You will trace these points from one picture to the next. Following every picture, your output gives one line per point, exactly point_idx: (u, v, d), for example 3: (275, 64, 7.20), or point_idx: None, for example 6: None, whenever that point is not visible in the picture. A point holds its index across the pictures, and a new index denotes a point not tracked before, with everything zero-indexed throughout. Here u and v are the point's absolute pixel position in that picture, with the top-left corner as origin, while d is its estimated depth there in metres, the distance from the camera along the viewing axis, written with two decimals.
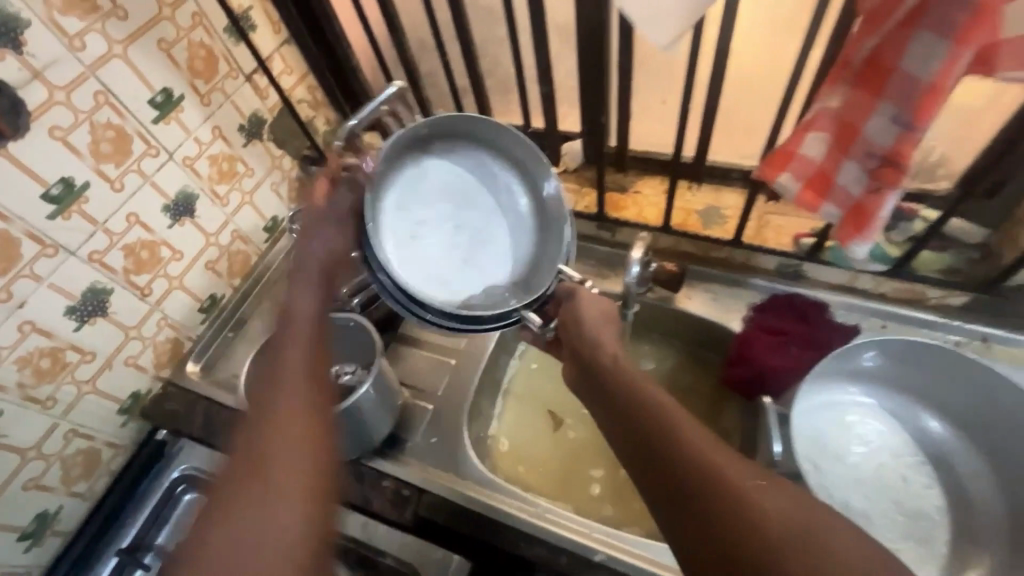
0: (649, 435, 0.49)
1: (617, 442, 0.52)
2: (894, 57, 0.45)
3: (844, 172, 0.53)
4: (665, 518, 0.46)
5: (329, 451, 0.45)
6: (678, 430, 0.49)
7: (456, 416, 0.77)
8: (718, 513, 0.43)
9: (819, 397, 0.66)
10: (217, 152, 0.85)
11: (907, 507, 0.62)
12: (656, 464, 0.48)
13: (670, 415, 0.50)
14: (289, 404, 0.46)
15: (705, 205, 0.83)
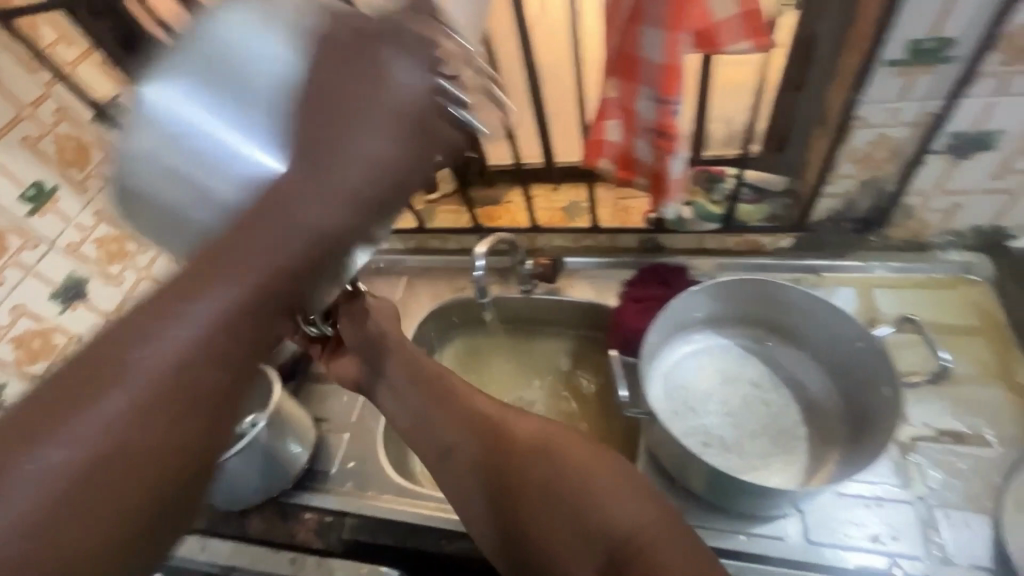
0: (499, 429, 0.54)
1: (462, 438, 0.54)
2: (634, 50, 0.55)
3: (638, 149, 0.63)
4: (501, 513, 0.51)
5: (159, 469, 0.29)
6: (513, 426, 0.54)
7: (371, 437, 0.81)
8: (564, 502, 0.48)
9: (676, 348, 0.75)
10: (103, 235, 0.88)
11: (772, 429, 0.69)
12: (492, 463, 0.53)
13: (508, 419, 0.55)
14: (153, 388, 0.29)
15: (567, 201, 0.91)
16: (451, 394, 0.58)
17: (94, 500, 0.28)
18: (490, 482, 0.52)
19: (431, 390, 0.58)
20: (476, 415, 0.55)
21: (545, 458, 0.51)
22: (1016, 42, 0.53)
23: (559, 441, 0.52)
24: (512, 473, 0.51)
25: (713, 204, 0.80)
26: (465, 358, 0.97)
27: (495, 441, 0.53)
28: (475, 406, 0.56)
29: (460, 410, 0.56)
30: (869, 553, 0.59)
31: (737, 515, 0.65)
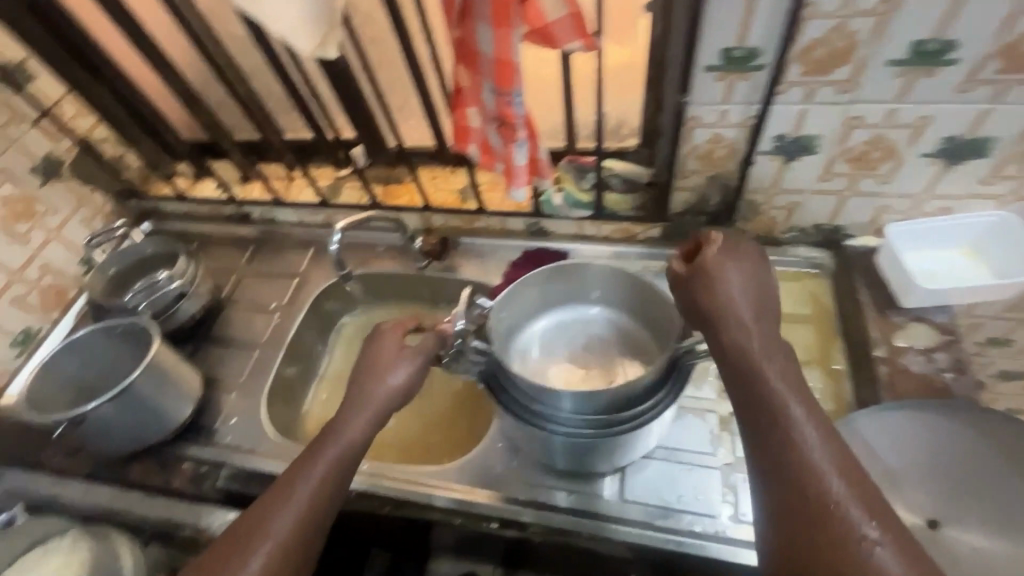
0: (774, 442, 0.50)
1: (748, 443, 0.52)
2: (471, 42, 0.59)
3: (489, 135, 0.68)
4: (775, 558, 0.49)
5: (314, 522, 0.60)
6: (802, 459, 0.48)
7: (256, 397, 0.86)
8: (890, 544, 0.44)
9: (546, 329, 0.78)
10: (8, 195, 0.92)
11: None
12: (785, 499, 0.48)
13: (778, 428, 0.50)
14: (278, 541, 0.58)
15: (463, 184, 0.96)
16: (749, 391, 0.52)
17: (301, 545, 0.59)
18: (765, 509, 0.50)
19: (753, 400, 0.52)
20: (777, 431, 0.50)
21: (814, 511, 0.47)
22: (811, 55, 0.59)
23: (839, 490, 0.47)
24: (788, 513, 0.48)
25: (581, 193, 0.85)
26: (365, 327, 1.01)
27: (768, 467, 0.50)
28: (764, 419, 0.51)
29: (744, 401, 0.52)
30: (673, 513, 0.68)
31: (564, 475, 0.73)
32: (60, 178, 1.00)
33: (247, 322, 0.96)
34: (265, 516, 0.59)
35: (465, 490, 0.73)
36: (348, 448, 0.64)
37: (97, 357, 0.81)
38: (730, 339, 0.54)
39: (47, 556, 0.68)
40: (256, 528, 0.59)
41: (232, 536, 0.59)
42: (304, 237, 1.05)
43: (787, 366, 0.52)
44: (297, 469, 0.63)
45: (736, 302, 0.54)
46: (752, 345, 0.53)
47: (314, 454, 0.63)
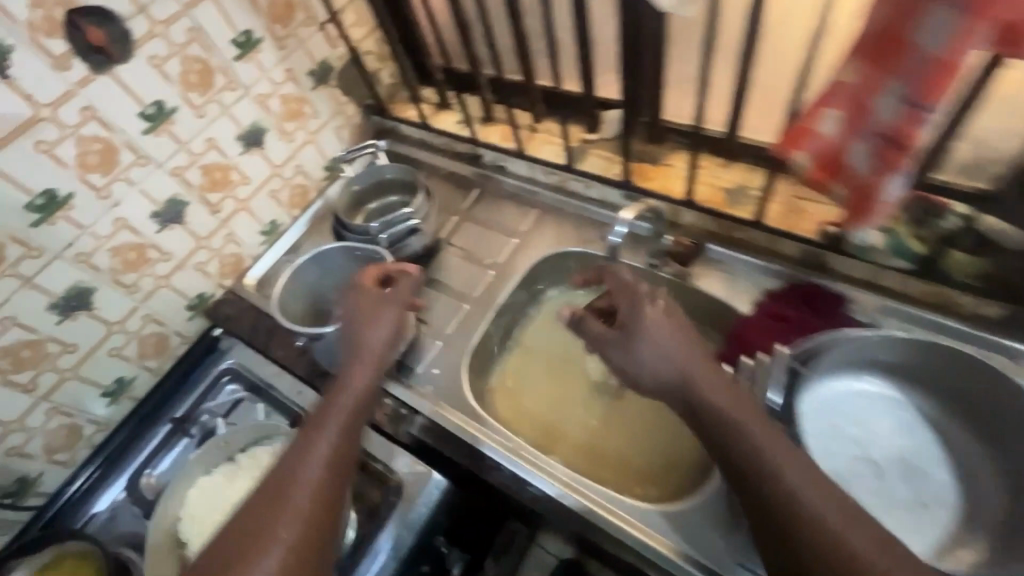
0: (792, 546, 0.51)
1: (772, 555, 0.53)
2: (907, 30, 0.44)
3: (853, 152, 0.53)
4: None
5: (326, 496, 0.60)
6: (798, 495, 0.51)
7: (461, 353, 0.84)
8: None
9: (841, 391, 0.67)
10: (288, 93, 0.96)
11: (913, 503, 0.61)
12: (790, 532, 0.51)
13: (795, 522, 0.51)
14: (296, 512, 0.58)
15: (734, 184, 0.81)
16: (750, 463, 0.55)
17: (317, 539, 0.57)
18: (766, 540, 0.53)
19: (761, 502, 0.53)
20: (766, 473, 0.53)
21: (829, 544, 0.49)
22: None
23: (832, 513, 0.50)
24: (791, 542, 0.51)
25: (912, 239, 0.69)
26: (571, 308, 0.93)
27: (752, 503, 0.54)
28: (760, 468, 0.54)
29: (736, 455, 0.56)
30: None
31: None
32: (328, 84, 1.03)
33: (462, 270, 0.94)
34: (283, 470, 0.61)
35: (667, 543, 0.65)
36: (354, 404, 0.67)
37: (338, 272, 0.86)
38: (711, 402, 0.59)
39: (275, 453, 0.74)
40: (278, 490, 0.59)
41: (262, 496, 0.59)
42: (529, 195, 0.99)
43: (750, 412, 0.57)
44: (305, 436, 0.64)
45: (658, 340, 0.63)
46: (696, 387, 0.60)
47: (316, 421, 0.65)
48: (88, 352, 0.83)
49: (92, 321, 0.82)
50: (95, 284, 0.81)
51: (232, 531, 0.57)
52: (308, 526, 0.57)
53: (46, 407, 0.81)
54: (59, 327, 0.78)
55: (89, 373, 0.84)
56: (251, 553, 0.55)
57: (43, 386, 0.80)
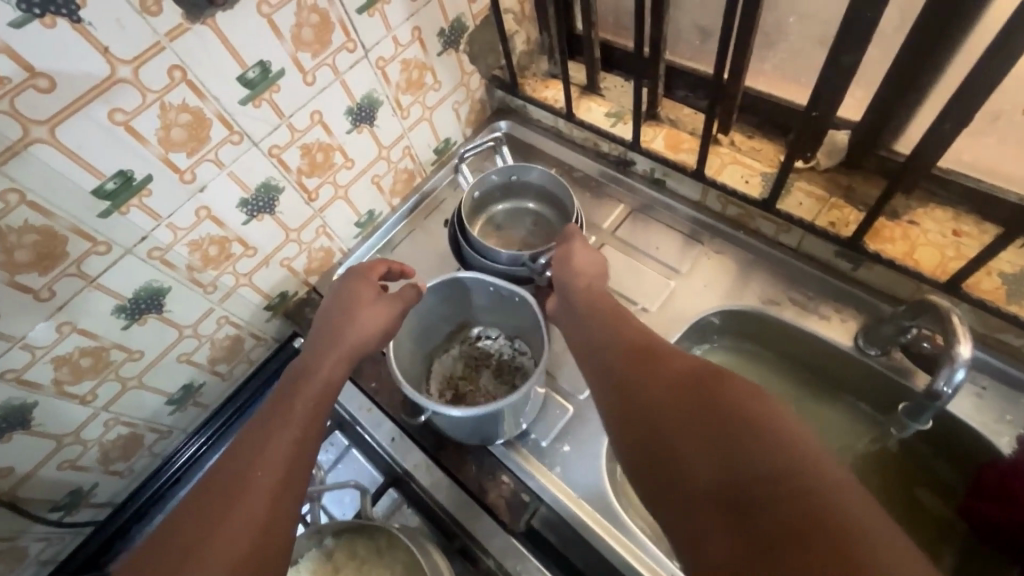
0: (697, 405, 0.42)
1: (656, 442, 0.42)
2: None
3: None
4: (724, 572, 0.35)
5: (274, 520, 0.47)
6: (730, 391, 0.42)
7: (599, 429, 0.67)
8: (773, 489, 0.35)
9: None
10: (411, 58, 0.76)
11: None
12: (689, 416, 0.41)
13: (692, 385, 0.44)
14: (238, 536, 0.45)
15: (1016, 269, 0.59)
16: (660, 360, 0.48)
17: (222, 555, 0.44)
18: (644, 454, 0.43)
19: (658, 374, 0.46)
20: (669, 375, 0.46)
21: (732, 425, 0.39)
22: None
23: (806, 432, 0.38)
24: (704, 431, 0.40)
25: None
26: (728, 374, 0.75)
27: (626, 406, 0.46)
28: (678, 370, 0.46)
29: (636, 363, 0.48)
30: None
31: None
32: (455, 50, 0.82)
33: None
34: (252, 464, 0.49)
35: None
36: (316, 402, 0.56)
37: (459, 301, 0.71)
38: (631, 325, 0.54)
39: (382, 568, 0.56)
40: (227, 494, 0.47)
41: (206, 490, 0.48)
42: (693, 225, 0.79)
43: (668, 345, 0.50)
44: (257, 430, 0.52)
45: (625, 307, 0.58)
46: (634, 322, 0.55)
47: (271, 418, 0.53)
48: (155, 358, 0.69)
49: (162, 325, 0.68)
50: (169, 284, 0.66)
51: (165, 548, 0.45)
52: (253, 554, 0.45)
53: (105, 418, 0.69)
54: (125, 333, 0.64)
55: (154, 381, 0.71)
56: (186, 570, 0.43)
57: (103, 398, 0.67)
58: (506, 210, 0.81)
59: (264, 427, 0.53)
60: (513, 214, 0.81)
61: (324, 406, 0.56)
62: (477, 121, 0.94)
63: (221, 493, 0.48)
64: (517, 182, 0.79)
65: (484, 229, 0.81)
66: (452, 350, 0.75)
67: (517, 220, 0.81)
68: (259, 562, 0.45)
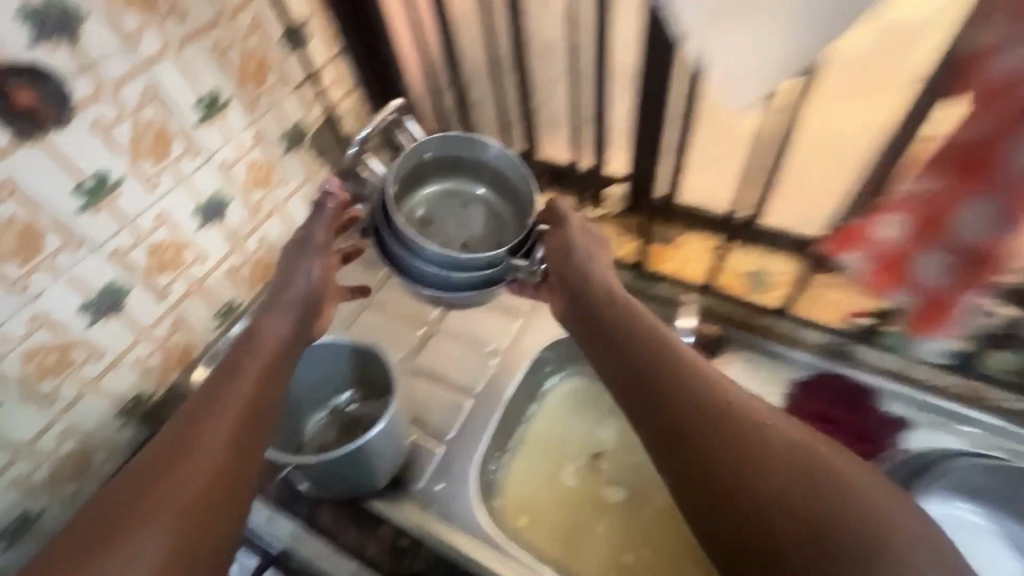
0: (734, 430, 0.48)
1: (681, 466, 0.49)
2: (999, 150, 0.41)
3: (924, 263, 0.50)
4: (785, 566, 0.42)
5: (208, 497, 0.48)
6: (832, 493, 0.43)
7: (467, 462, 0.73)
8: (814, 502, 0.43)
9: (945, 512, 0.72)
10: (256, 159, 0.84)
11: None
12: (794, 520, 0.43)
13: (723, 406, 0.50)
14: (171, 517, 0.46)
15: (753, 268, 0.80)
16: (739, 437, 0.48)
17: (154, 535, 0.45)
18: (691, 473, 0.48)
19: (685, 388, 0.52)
20: (753, 457, 0.46)
21: (815, 526, 0.42)
22: None
23: (885, 510, 0.43)
24: (773, 475, 0.45)
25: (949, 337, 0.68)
26: (579, 397, 0.86)
27: (658, 421, 0.52)
28: (763, 451, 0.47)
29: (708, 427, 0.49)
30: None
31: None
32: (300, 149, 0.92)
33: (461, 357, 0.84)
34: (187, 447, 0.50)
35: None
36: (256, 385, 0.55)
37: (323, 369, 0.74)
38: (676, 354, 0.56)
39: None
40: (163, 469, 0.48)
41: (139, 466, 0.49)
42: None
43: (715, 384, 0.52)
44: (194, 410, 0.53)
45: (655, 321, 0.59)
46: (679, 355, 0.55)
47: (207, 398, 0.53)
48: None
49: None
50: None
51: (97, 525, 0.45)
52: (187, 534, 0.46)
53: None
54: None
55: None
56: (112, 547, 0.44)
57: None
58: (439, 195, 0.78)
59: (204, 407, 0.53)
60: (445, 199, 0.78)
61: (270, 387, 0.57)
62: None
63: (150, 472, 0.48)
64: (459, 159, 0.77)
65: (415, 216, 0.76)
66: (323, 416, 0.78)
67: (454, 203, 0.78)
68: (187, 545, 0.46)
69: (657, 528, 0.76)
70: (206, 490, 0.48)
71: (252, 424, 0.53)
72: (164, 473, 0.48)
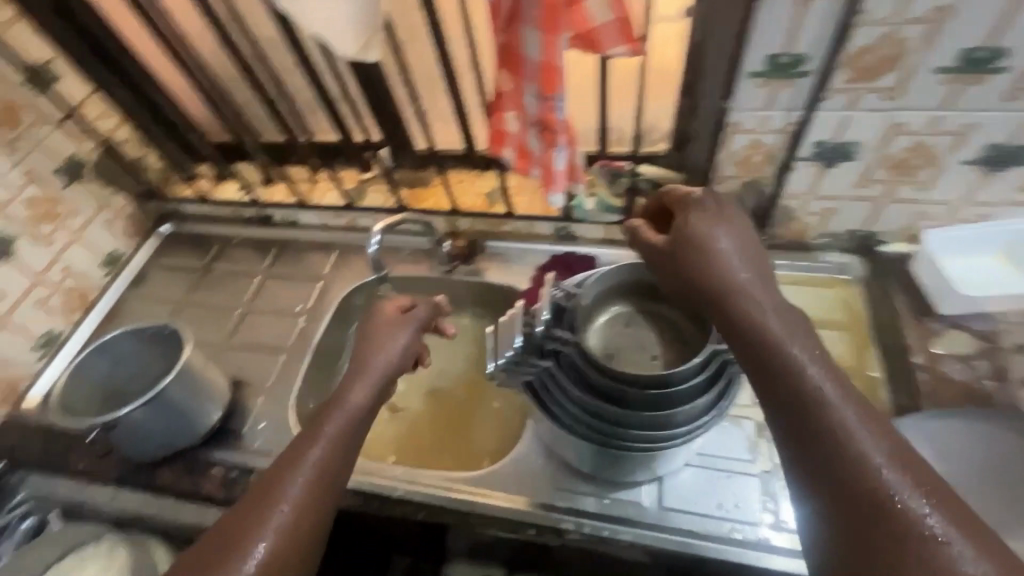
0: (821, 444, 0.42)
1: (793, 474, 0.44)
2: (520, 47, 0.59)
3: (529, 138, 0.67)
4: None
5: None
6: (879, 511, 0.39)
7: (285, 400, 0.86)
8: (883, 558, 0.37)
9: None
10: (32, 196, 0.91)
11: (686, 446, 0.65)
12: (828, 501, 0.41)
13: (826, 414, 0.43)
14: None
15: (490, 188, 0.96)
16: (844, 480, 0.40)
17: None
18: (801, 475, 0.43)
19: (777, 383, 0.46)
20: (876, 492, 0.39)
21: (907, 559, 0.37)
22: (859, 62, 0.59)
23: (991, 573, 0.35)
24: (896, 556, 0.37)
25: (613, 197, 0.83)
26: None
27: (805, 433, 0.43)
28: (830, 437, 0.42)
29: (784, 420, 0.45)
30: (712, 520, 0.66)
31: (604, 480, 0.71)
32: (82, 180, 0.99)
33: (273, 324, 0.96)
34: (257, 523, 0.49)
35: (498, 497, 0.72)
36: (344, 444, 0.56)
37: (125, 356, 0.81)
38: (797, 363, 0.46)
39: None
40: (264, 496, 0.51)
41: (255, 492, 0.52)
42: (326, 239, 1.06)
43: (875, 420, 0.43)
44: (288, 459, 0.54)
45: (731, 258, 0.54)
46: (812, 380, 0.45)
47: (292, 461, 0.54)
48: None
49: None
50: None
51: (221, 540, 0.49)
52: None
53: None
54: None
55: None
56: None
57: None
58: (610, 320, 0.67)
59: (281, 459, 0.55)
60: (624, 329, 0.66)
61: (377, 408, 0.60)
62: (139, 231, 1.11)
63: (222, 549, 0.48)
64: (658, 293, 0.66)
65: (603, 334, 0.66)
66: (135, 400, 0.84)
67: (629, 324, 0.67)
68: None
69: (459, 411, 0.93)
70: (301, 508, 0.51)
71: (270, 495, 0.51)
72: (231, 558, 0.47)
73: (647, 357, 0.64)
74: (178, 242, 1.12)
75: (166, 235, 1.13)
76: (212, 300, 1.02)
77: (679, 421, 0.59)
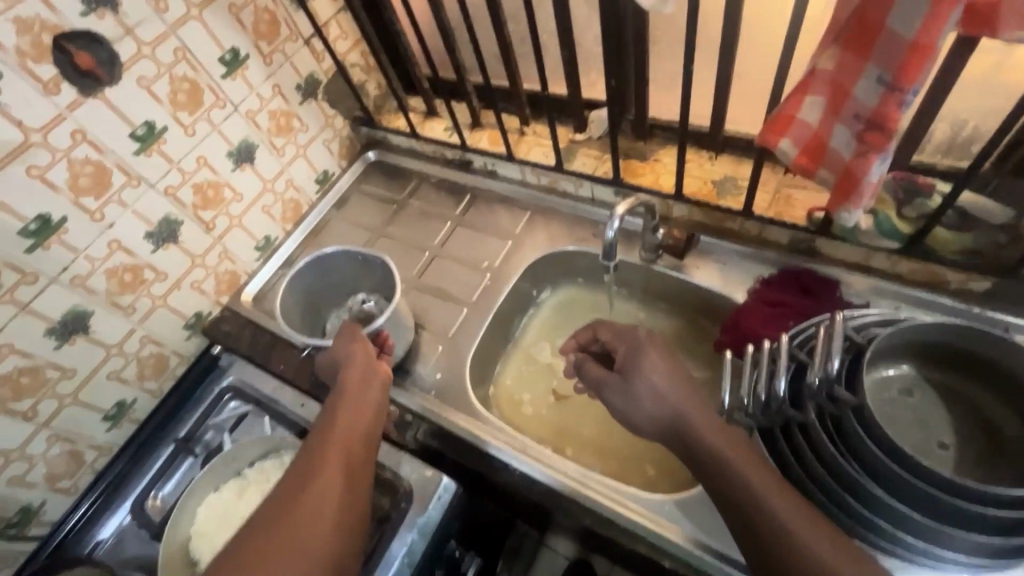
0: None
1: None
2: (880, 16, 0.45)
3: (835, 134, 0.53)
4: None
5: None
6: None
7: (462, 354, 0.86)
8: None
9: None
10: (276, 108, 0.96)
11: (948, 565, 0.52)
12: None
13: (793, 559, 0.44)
14: None
15: (723, 175, 0.82)
16: None
17: None
18: None
19: (752, 530, 0.46)
20: None
21: None
22: None
23: None
24: None
25: (900, 220, 0.66)
26: (565, 309, 0.97)
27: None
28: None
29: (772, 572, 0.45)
30: None
31: None
32: (315, 98, 1.03)
33: (459, 273, 0.95)
34: (287, 540, 0.52)
35: (674, 529, 0.66)
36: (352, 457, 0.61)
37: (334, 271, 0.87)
38: (760, 503, 0.47)
39: None
40: (288, 515, 0.54)
41: (281, 500, 0.56)
42: (520, 196, 1.01)
43: (851, 555, 0.43)
44: (300, 478, 0.58)
45: (662, 394, 0.55)
46: (770, 513, 0.46)
47: (308, 479, 0.57)
48: (88, 376, 0.82)
49: (91, 345, 0.82)
50: (92, 308, 0.81)
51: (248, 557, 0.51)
52: None
53: (46, 435, 0.80)
54: (57, 352, 0.78)
55: (90, 397, 0.83)
56: None
57: (43, 414, 0.79)
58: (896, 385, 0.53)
59: (300, 475, 0.59)
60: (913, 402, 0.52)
61: (361, 428, 0.64)
62: (348, 155, 1.15)
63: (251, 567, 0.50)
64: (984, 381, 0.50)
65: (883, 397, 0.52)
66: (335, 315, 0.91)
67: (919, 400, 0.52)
68: None
69: None
70: (327, 526, 0.54)
71: (294, 511, 0.55)
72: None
73: (933, 444, 0.50)
74: (379, 171, 1.15)
75: (371, 161, 1.17)
76: (404, 236, 1.04)
77: (955, 547, 0.45)
